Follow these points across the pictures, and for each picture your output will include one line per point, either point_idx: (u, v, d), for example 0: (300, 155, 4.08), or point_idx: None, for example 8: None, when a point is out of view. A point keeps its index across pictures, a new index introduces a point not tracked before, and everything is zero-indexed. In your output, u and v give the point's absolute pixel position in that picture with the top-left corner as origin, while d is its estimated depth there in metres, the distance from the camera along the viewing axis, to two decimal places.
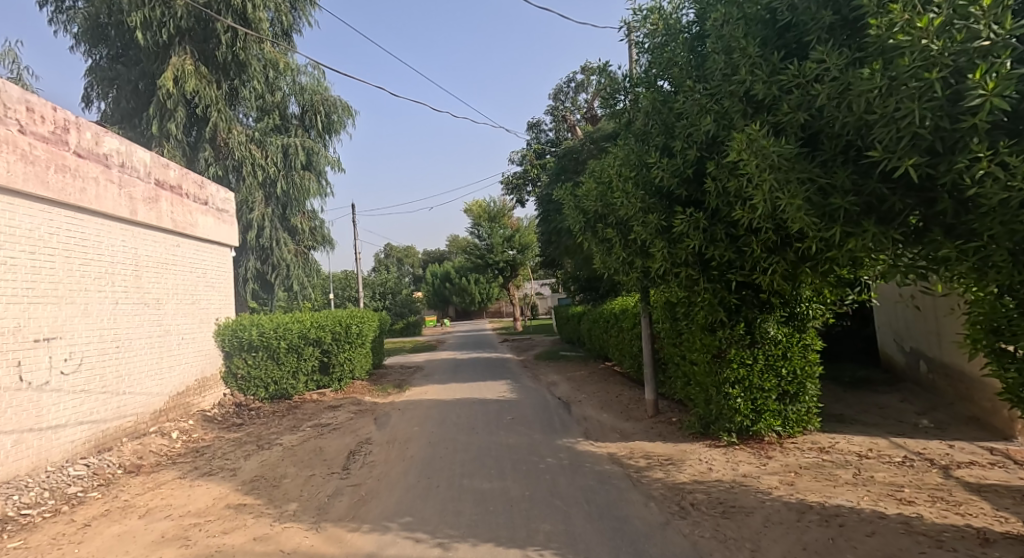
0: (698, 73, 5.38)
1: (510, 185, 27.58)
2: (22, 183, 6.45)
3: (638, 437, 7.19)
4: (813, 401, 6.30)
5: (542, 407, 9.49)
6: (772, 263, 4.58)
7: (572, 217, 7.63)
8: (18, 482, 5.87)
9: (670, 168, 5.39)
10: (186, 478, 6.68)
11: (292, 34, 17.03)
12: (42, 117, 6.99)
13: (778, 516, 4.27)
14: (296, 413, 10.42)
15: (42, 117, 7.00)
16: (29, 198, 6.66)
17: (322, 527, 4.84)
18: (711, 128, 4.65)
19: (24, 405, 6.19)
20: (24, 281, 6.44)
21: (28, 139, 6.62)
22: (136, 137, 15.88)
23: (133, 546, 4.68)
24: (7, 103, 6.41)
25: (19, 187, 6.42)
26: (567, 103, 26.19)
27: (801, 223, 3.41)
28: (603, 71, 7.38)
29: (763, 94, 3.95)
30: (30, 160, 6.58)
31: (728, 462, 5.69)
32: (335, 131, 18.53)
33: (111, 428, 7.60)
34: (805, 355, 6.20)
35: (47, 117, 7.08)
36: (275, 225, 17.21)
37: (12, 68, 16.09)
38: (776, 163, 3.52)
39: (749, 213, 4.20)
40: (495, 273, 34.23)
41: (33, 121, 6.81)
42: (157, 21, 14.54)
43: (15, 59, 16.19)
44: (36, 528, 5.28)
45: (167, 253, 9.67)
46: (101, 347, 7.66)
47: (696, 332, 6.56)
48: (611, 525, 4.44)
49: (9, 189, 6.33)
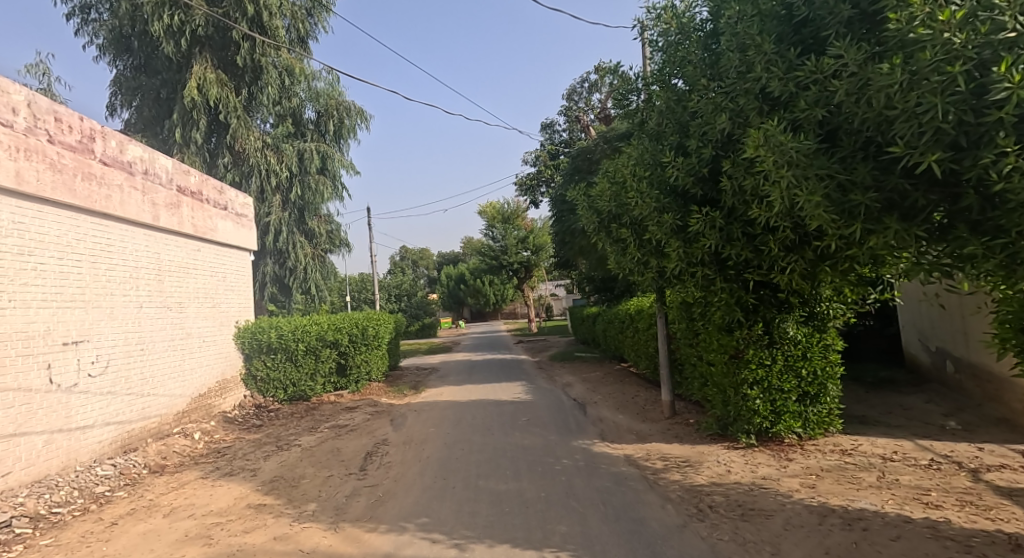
0: (712, 71, 5.29)
1: (524, 186, 27.55)
2: (51, 191, 6.60)
3: (655, 439, 7.13)
4: (834, 402, 6.19)
5: (557, 408, 9.47)
6: (790, 262, 4.52)
7: (586, 218, 7.59)
8: (49, 481, 6.01)
9: (685, 167, 5.34)
10: (208, 478, 6.75)
11: (308, 40, 17.21)
12: (70, 126, 7.14)
13: (798, 519, 4.20)
14: (314, 414, 10.51)
15: (70, 127, 7.15)
16: (58, 205, 6.80)
17: (340, 527, 4.87)
18: (726, 126, 4.58)
19: (54, 407, 6.31)
20: (53, 286, 6.57)
21: (57, 149, 6.78)
22: (158, 144, 16.26)
23: (158, 544, 4.74)
24: (36, 114, 6.57)
25: (48, 196, 6.56)
26: (581, 103, 26.10)
27: (820, 220, 3.36)
28: (616, 72, 7.35)
29: (779, 91, 3.90)
30: (58, 169, 6.73)
31: (747, 464, 5.62)
32: (349, 135, 18.66)
33: (136, 429, 7.74)
34: (826, 355, 6.10)
35: (74, 127, 7.23)
36: (292, 229, 17.39)
37: (41, 81, 16.56)
38: (794, 159, 3.48)
39: (766, 211, 4.15)
40: (510, 274, 34.26)
41: (61, 131, 6.97)
42: (177, 29, 14.74)
43: (44, 71, 16.65)
44: (66, 525, 5.38)
45: (188, 257, 9.79)
46: (126, 350, 7.79)
47: (713, 332, 6.49)
48: (628, 527, 4.40)
49: (39, 198, 6.48)
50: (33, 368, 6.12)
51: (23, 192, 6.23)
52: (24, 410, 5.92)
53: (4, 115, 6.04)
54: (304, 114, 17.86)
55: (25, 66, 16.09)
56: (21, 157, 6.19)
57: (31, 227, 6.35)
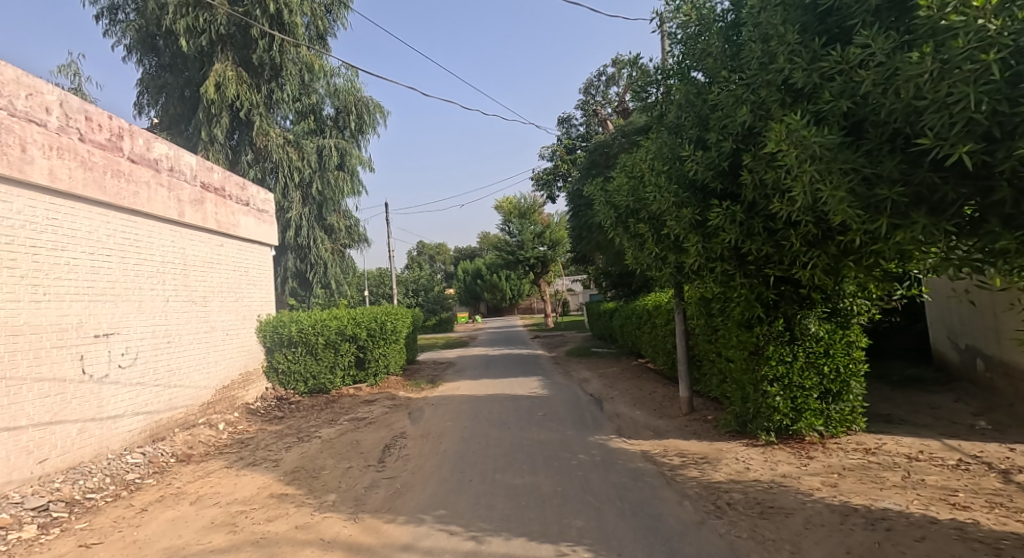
0: (733, 63, 5.19)
1: (541, 181, 27.42)
2: (82, 189, 6.74)
3: (672, 435, 7.07)
4: (858, 400, 6.06)
5: (574, 404, 9.45)
6: (812, 257, 4.44)
7: (603, 213, 7.52)
8: (83, 468, 6.18)
9: (705, 161, 5.27)
10: (232, 467, 6.87)
11: (327, 37, 17.31)
12: (100, 125, 7.29)
13: (819, 518, 4.13)
14: (334, 407, 10.62)
15: (100, 126, 7.30)
16: (89, 202, 6.94)
17: (359, 517, 4.92)
18: (747, 119, 4.50)
19: (86, 397, 6.46)
20: (85, 280, 6.71)
21: (87, 147, 6.92)
22: (183, 142, 16.49)
23: (186, 530, 4.85)
24: (67, 113, 6.74)
25: (79, 193, 6.70)
26: (598, 97, 25.91)
27: (844, 215, 3.30)
28: (634, 64, 7.27)
29: (803, 82, 3.80)
30: (89, 167, 6.87)
31: (767, 461, 5.55)
32: (368, 131, 18.77)
33: (163, 419, 7.90)
34: (850, 352, 5.97)
35: (103, 126, 7.37)
36: (312, 224, 17.54)
37: (73, 81, 16.96)
38: (818, 153, 3.40)
39: (788, 205, 4.07)
40: (526, 269, 34.13)
41: (91, 130, 7.11)
42: (199, 28, 14.94)
43: (75, 72, 17.03)
44: (99, 510, 5.53)
45: (212, 252, 9.93)
46: (154, 343, 7.95)
47: (732, 328, 6.41)
48: (645, 523, 4.38)
49: (70, 195, 6.61)
50: (67, 359, 6.27)
51: (56, 190, 6.36)
52: (58, 399, 6.08)
53: (37, 114, 6.22)
54: (324, 110, 17.98)
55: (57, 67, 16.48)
56: (55, 155, 6.33)
57: (64, 223, 6.49)
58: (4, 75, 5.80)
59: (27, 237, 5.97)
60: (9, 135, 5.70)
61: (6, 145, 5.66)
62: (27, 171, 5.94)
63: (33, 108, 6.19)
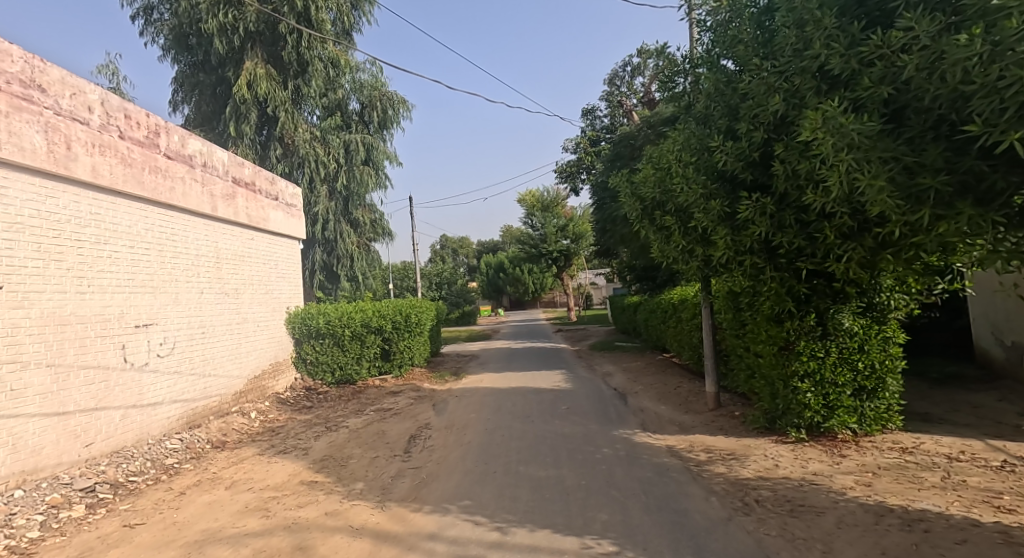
0: (765, 51, 5.03)
1: (564, 173, 27.22)
2: (122, 184, 6.91)
3: (698, 431, 6.98)
4: (894, 398, 5.87)
5: (598, 398, 9.39)
6: (847, 250, 4.29)
7: (629, 205, 7.38)
8: (125, 452, 6.38)
9: (735, 152, 5.14)
10: (264, 454, 7.01)
11: (352, 33, 17.40)
12: (138, 122, 7.45)
13: (853, 517, 4.02)
14: (361, 397, 10.75)
15: (138, 123, 7.46)
16: (128, 197, 7.11)
17: (386, 506, 4.97)
18: (780, 108, 4.37)
19: (127, 384, 6.64)
20: (126, 273, 6.88)
21: (127, 144, 7.10)
22: (215, 137, 16.83)
23: (222, 514, 4.96)
24: (109, 111, 6.91)
25: (120, 188, 6.86)
26: (623, 88, 25.65)
27: (884, 206, 3.19)
28: (661, 54, 7.14)
29: (840, 68, 3.67)
30: (128, 163, 7.05)
31: (797, 459, 5.43)
32: (393, 125, 18.90)
33: (199, 407, 8.10)
34: (885, 348, 5.78)
35: (141, 123, 7.54)
36: (338, 218, 17.73)
37: (111, 81, 17.45)
38: (855, 141, 3.28)
39: (822, 196, 3.94)
40: (549, 263, 33.99)
41: (130, 127, 7.28)
42: (231, 26, 15.20)
43: (115, 72, 17.50)
44: (141, 493, 5.70)
45: (243, 246, 10.10)
46: (190, 333, 8.13)
47: (761, 322, 6.28)
48: (670, 518, 4.34)
49: (112, 190, 6.77)
50: (110, 348, 6.45)
51: (99, 186, 6.53)
52: (102, 386, 6.26)
53: (80, 113, 6.41)
54: (350, 105, 18.17)
55: (98, 67, 16.99)
56: (97, 152, 6.52)
57: (106, 218, 6.65)
58: (50, 75, 6.01)
59: (72, 231, 6.14)
60: (55, 134, 5.90)
61: (51, 143, 5.85)
62: (71, 168, 6.12)
63: (76, 107, 6.38)
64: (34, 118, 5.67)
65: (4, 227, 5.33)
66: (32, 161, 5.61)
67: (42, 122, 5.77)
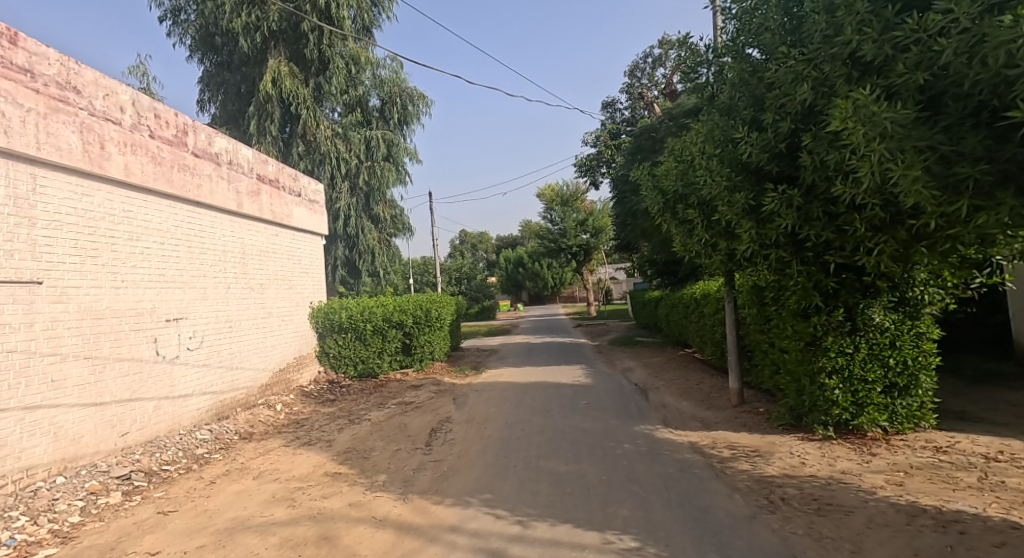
0: (793, 38, 4.87)
1: (583, 167, 27.02)
2: (153, 182, 7.04)
3: (721, 427, 6.88)
4: (927, 395, 5.70)
5: (618, 393, 9.33)
6: (879, 243, 4.16)
7: (651, 199, 7.29)
8: (158, 442, 6.54)
9: (760, 143, 5.01)
10: (290, 446, 7.10)
11: (372, 29, 17.41)
12: (167, 122, 7.57)
13: (883, 517, 3.92)
14: (383, 391, 10.83)
15: (167, 122, 7.58)
16: (159, 195, 7.24)
17: (409, 498, 4.99)
18: (808, 97, 4.23)
19: (159, 377, 6.78)
20: (157, 268, 7.01)
21: (156, 143, 7.23)
22: (239, 135, 17.07)
23: (250, 503, 5.04)
24: (139, 112, 7.03)
25: (151, 186, 6.99)
26: (643, 80, 25.36)
27: (919, 197, 3.09)
28: (684, 44, 7.00)
29: (873, 54, 3.55)
30: (158, 162, 7.17)
31: (825, 457, 5.31)
32: (412, 122, 18.96)
33: (227, 399, 8.24)
34: (919, 344, 5.61)
35: (170, 122, 7.65)
36: (360, 214, 17.85)
37: (141, 81, 17.81)
38: (889, 130, 3.16)
39: (852, 187, 3.82)
40: (568, 258, 33.83)
41: (159, 126, 7.40)
42: (254, 25, 15.38)
43: (144, 72, 17.79)
44: (173, 481, 5.82)
45: (268, 242, 10.22)
46: (217, 327, 8.27)
47: (787, 318, 6.15)
48: (693, 514, 4.28)
49: (143, 188, 6.90)
50: (143, 342, 6.58)
51: (131, 184, 6.67)
52: (136, 378, 6.41)
53: (113, 113, 6.53)
54: (370, 102, 18.24)
55: (128, 68, 17.33)
56: (129, 151, 6.65)
57: (138, 215, 6.77)
58: (85, 77, 6.15)
59: (107, 228, 6.27)
60: (89, 134, 6.02)
61: (86, 143, 5.98)
62: (106, 167, 6.24)
63: (110, 108, 6.51)
64: (69, 119, 5.79)
65: (44, 224, 5.46)
66: (68, 161, 5.74)
67: (78, 123, 5.89)
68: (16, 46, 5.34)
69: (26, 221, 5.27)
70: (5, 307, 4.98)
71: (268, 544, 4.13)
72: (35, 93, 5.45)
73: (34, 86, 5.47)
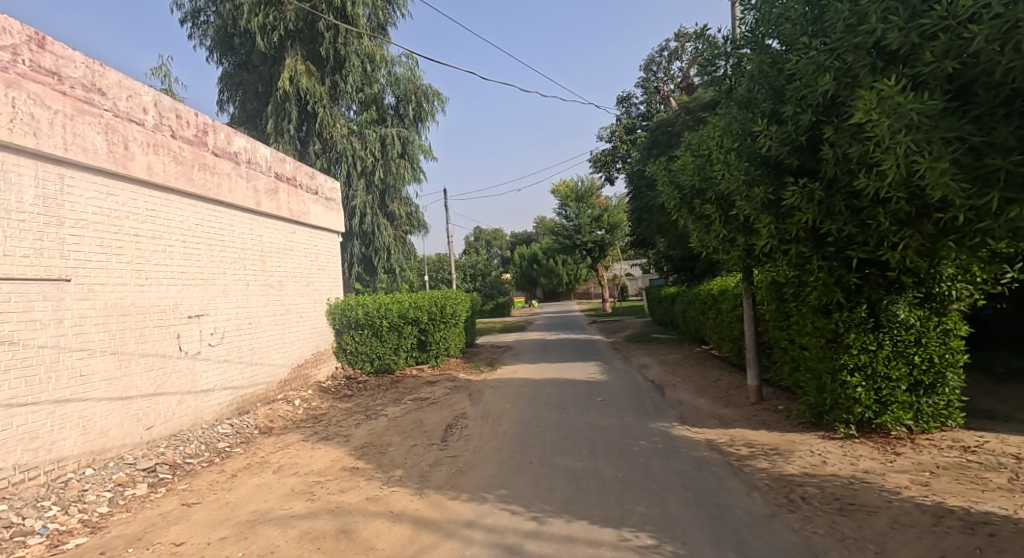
0: (815, 28, 4.76)
1: (599, 162, 26.82)
2: (175, 181, 7.12)
3: (740, 424, 6.79)
4: (954, 394, 5.56)
5: (634, 390, 9.26)
6: (904, 238, 4.06)
7: (667, 194, 7.19)
8: (181, 436, 6.63)
9: (780, 136, 4.91)
10: (309, 440, 7.16)
11: (387, 27, 17.43)
12: (188, 122, 7.64)
13: (908, 518, 3.83)
14: (399, 387, 10.87)
15: (188, 123, 7.66)
16: (180, 194, 7.32)
17: (425, 493, 5.00)
18: (830, 88, 4.13)
19: (182, 372, 6.87)
20: (179, 266, 7.10)
21: (178, 143, 7.31)
22: (258, 135, 17.25)
23: (270, 496, 5.08)
24: (161, 112, 7.11)
25: (172, 185, 7.07)
26: (659, 74, 25.09)
27: (946, 190, 3.03)
28: (701, 36, 6.89)
29: (898, 43, 3.45)
30: (179, 161, 7.25)
31: (847, 455, 5.21)
32: (427, 119, 18.96)
33: (248, 394, 8.34)
34: (946, 341, 5.47)
35: (191, 123, 7.73)
36: (376, 211, 17.91)
37: (163, 83, 18.07)
38: (915, 122, 3.10)
39: (876, 180, 3.73)
40: (584, 254, 33.67)
41: (180, 127, 7.48)
42: (271, 25, 15.50)
43: (166, 74, 18.02)
44: (196, 474, 5.90)
45: (286, 239, 10.30)
46: (237, 324, 8.36)
47: (807, 314, 6.04)
48: (711, 512, 4.22)
49: (165, 187, 6.98)
50: (166, 338, 6.67)
51: (153, 183, 6.75)
52: (160, 373, 6.50)
53: (137, 114, 6.62)
54: (385, 99, 18.27)
55: (150, 70, 17.59)
56: (151, 151, 6.73)
57: (160, 213, 6.85)
58: (109, 79, 6.24)
59: (131, 227, 6.35)
60: (113, 134, 6.10)
61: (111, 143, 6.06)
62: (129, 167, 6.33)
63: (133, 109, 6.60)
64: (95, 120, 5.87)
65: (71, 223, 5.54)
66: (94, 161, 5.82)
67: (103, 124, 5.98)
68: (43, 49, 5.45)
69: (54, 220, 5.35)
70: (36, 304, 5.07)
71: (289, 536, 4.15)
72: (62, 95, 5.54)
73: (60, 88, 5.58)
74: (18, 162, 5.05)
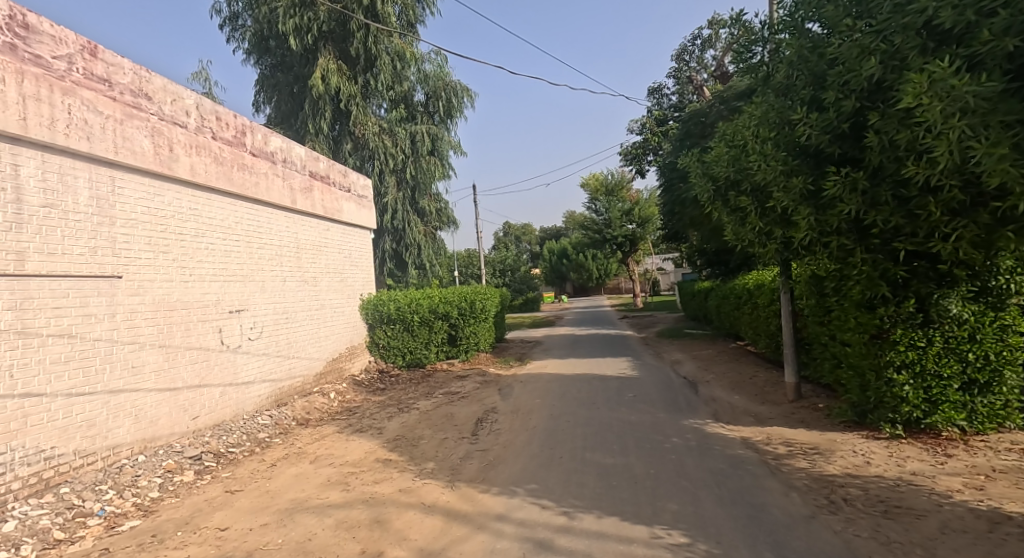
0: (858, 9, 4.52)
1: (630, 156, 26.47)
2: (216, 181, 7.27)
3: (777, 422, 6.58)
4: (1013, 393, 5.26)
5: (666, 386, 9.08)
6: (957, 228, 3.86)
7: (700, 186, 7.00)
8: (225, 425, 6.79)
9: (820, 124, 4.70)
10: (343, 432, 7.24)
11: (417, 25, 17.50)
12: (227, 123, 7.78)
13: (960, 523, 3.63)
14: (430, 381, 10.92)
15: (227, 124, 7.81)
16: (221, 193, 7.47)
17: (456, 486, 4.99)
18: (876, 72, 3.92)
19: (224, 365, 7.03)
20: (220, 263, 7.26)
21: (218, 144, 7.45)
22: (292, 134, 17.54)
23: (308, 485, 5.15)
24: (202, 114, 7.27)
25: (213, 184, 7.21)
26: (692, 63, 24.56)
27: (1004, 175, 2.86)
28: (737, 22, 6.68)
29: (951, 21, 3.24)
30: (220, 162, 7.39)
31: (893, 456, 4.99)
32: (457, 114, 18.97)
33: (285, 386, 8.50)
34: (1003, 338, 5.18)
35: (230, 124, 7.89)
36: (407, 207, 18.03)
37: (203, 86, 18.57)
38: (971, 105, 2.93)
39: (926, 167, 3.53)
40: (614, 248, 33.30)
41: (220, 128, 7.62)
42: (304, 27, 15.73)
43: (205, 77, 18.50)
44: (238, 463, 6.03)
45: (320, 236, 10.44)
46: (275, 318, 8.51)
47: (849, 309, 5.81)
48: (746, 512, 4.09)
49: (207, 187, 7.13)
50: (209, 332, 6.83)
51: (196, 183, 6.90)
52: (204, 366, 6.67)
53: (179, 118, 6.79)
54: (415, 97, 18.36)
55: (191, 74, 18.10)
56: (194, 153, 6.87)
57: (203, 212, 7.01)
58: (154, 84, 6.39)
59: (176, 225, 6.51)
60: (158, 137, 6.25)
61: (156, 145, 6.20)
62: (173, 167, 6.48)
63: (176, 112, 6.76)
64: (142, 124, 6.02)
65: (122, 223, 5.70)
66: (142, 163, 5.98)
67: (149, 127, 6.13)
68: (96, 57, 5.65)
69: (106, 220, 5.51)
70: (91, 299, 5.23)
71: (325, 525, 4.20)
72: (112, 100, 5.71)
73: (111, 94, 5.76)
74: (74, 164, 5.21)
